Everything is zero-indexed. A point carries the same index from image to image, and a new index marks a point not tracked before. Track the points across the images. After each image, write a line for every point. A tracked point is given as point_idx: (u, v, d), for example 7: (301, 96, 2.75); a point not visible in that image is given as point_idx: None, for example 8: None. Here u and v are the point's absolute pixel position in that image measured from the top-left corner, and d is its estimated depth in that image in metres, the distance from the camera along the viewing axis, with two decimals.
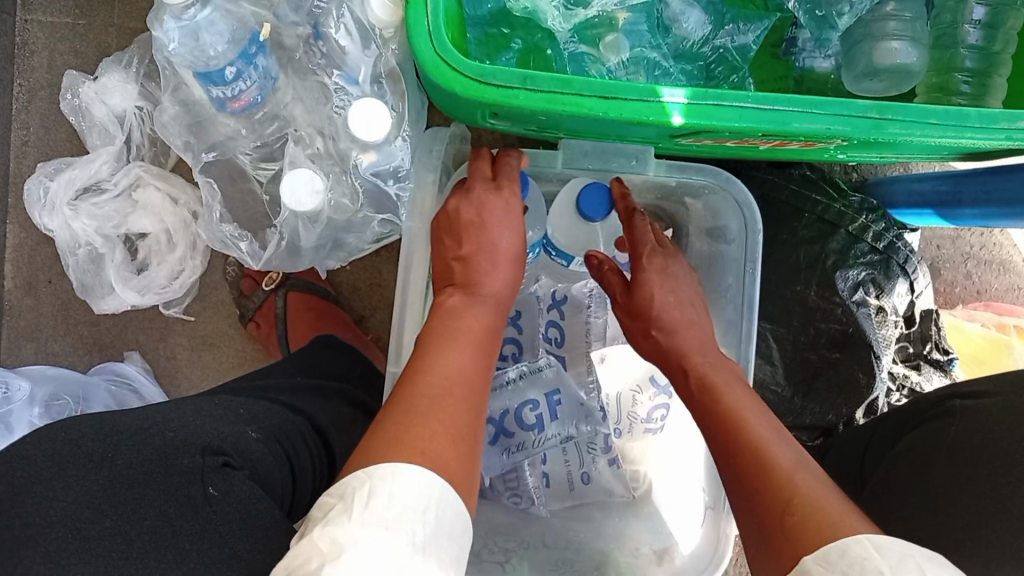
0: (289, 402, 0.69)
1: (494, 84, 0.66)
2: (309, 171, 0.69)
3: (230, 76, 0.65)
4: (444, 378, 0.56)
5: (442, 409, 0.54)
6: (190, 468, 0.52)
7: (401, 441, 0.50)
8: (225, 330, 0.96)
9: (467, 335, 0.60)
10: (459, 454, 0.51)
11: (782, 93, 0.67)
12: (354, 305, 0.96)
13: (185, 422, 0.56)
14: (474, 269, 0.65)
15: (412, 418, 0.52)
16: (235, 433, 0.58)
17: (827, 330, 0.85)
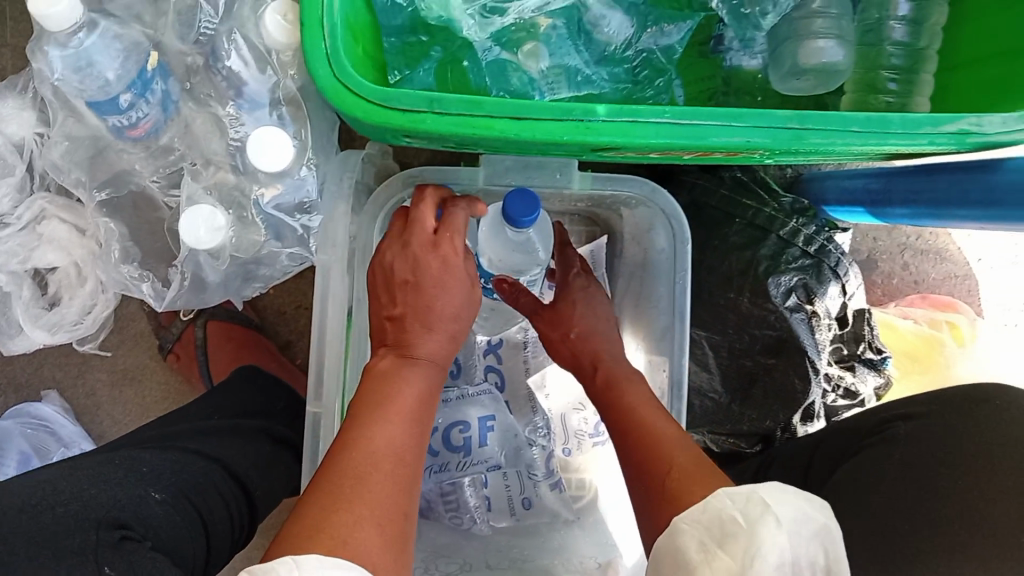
0: (204, 450, 0.69)
1: (398, 109, 0.63)
2: (210, 206, 0.66)
3: (125, 103, 0.63)
4: (369, 460, 0.53)
5: (364, 492, 0.51)
6: (83, 548, 0.56)
7: (321, 531, 0.48)
8: (147, 363, 0.92)
9: (399, 402, 0.57)
10: (384, 538, 0.49)
11: (699, 107, 0.65)
12: (280, 330, 0.92)
13: (79, 494, 0.58)
14: (408, 331, 0.61)
15: (336, 500, 0.50)
16: (136, 499, 0.61)
17: (760, 337, 0.84)
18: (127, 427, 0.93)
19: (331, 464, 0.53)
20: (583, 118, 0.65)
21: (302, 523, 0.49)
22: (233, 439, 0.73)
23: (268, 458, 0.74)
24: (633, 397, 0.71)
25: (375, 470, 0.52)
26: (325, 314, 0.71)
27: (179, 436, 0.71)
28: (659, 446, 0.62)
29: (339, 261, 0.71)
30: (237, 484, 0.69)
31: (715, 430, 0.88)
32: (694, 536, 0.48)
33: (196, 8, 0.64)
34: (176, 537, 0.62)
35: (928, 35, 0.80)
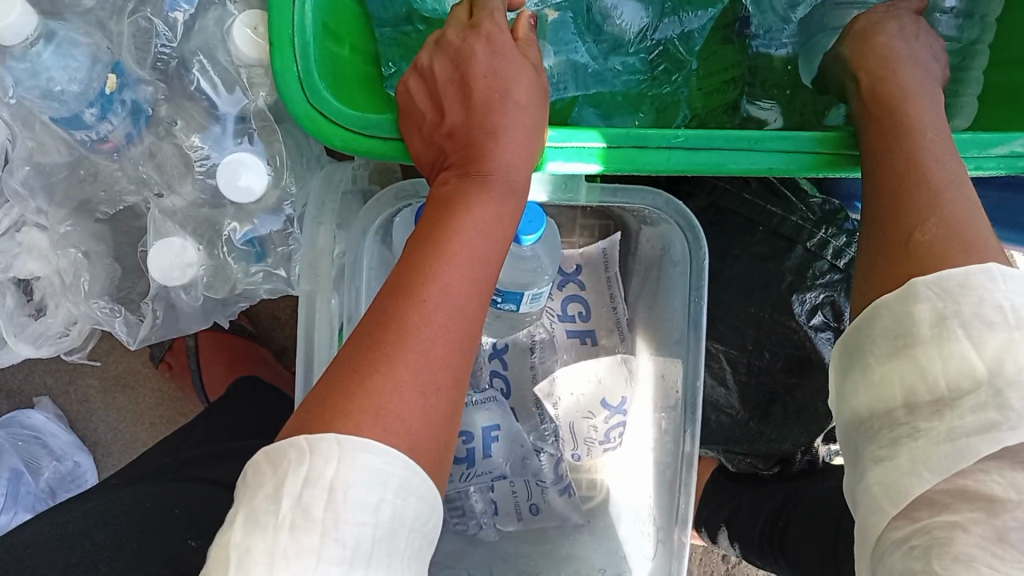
0: (220, 479, 0.67)
1: (379, 137, 0.57)
2: (180, 240, 0.61)
3: (91, 119, 0.59)
4: (430, 298, 0.45)
5: (415, 346, 0.43)
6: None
7: (355, 373, 0.43)
8: (139, 369, 0.89)
9: (467, 242, 0.47)
10: (433, 403, 0.43)
11: (715, 130, 0.58)
12: (274, 335, 0.88)
13: None
14: (475, 138, 0.51)
15: (383, 353, 0.43)
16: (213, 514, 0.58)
17: (783, 354, 0.78)
18: (120, 432, 0.90)
19: (380, 300, 0.46)
20: (589, 141, 0.59)
21: (342, 372, 0.43)
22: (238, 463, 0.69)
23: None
24: (894, 76, 0.54)
25: (437, 298, 0.45)
26: (310, 341, 0.65)
27: (193, 463, 0.70)
28: (923, 155, 0.49)
29: (325, 289, 0.66)
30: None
31: (729, 447, 0.83)
32: (924, 297, 0.42)
33: (150, 30, 0.59)
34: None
35: (981, 30, 0.71)
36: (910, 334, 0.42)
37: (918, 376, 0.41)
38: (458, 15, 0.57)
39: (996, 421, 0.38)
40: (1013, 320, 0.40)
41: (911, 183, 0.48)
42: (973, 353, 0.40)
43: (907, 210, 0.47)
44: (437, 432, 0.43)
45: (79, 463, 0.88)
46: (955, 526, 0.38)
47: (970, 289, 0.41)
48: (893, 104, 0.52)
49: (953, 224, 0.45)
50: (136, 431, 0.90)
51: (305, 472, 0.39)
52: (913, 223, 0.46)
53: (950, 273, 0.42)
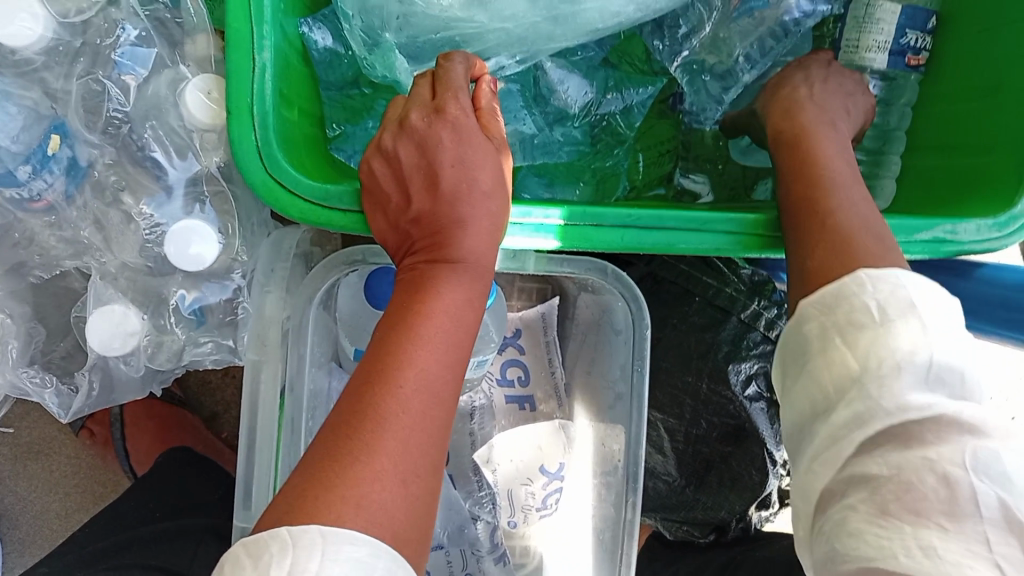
0: (162, 565, 0.64)
1: (339, 210, 0.57)
2: (121, 306, 0.59)
3: (24, 176, 0.57)
4: (404, 387, 0.47)
5: (392, 436, 0.45)
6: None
7: (333, 463, 0.44)
8: (55, 436, 0.84)
9: (438, 331, 0.49)
10: (410, 492, 0.45)
11: (665, 211, 0.60)
12: (204, 401, 0.84)
13: None
14: (441, 224, 0.53)
15: (360, 443, 0.44)
16: None
17: (719, 424, 0.80)
18: (32, 503, 0.84)
19: (354, 390, 0.47)
20: (542, 218, 0.60)
21: (319, 464, 0.44)
22: (179, 543, 0.66)
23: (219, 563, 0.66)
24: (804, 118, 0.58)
25: (411, 390, 0.47)
26: (253, 414, 0.64)
27: (129, 546, 0.66)
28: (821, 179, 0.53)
29: (271, 358, 0.64)
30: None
31: (666, 515, 0.84)
32: (811, 316, 0.47)
33: (102, 93, 0.57)
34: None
35: (901, 114, 0.78)
36: (809, 353, 0.47)
37: (816, 388, 0.45)
38: (420, 94, 0.57)
39: (863, 411, 0.42)
40: (882, 319, 0.44)
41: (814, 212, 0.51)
42: (851, 356, 0.44)
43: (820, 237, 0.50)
44: (415, 520, 0.44)
45: None
46: (848, 509, 0.41)
47: (845, 299, 0.45)
48: (801, 144, 0.56)
49: (845, 238, 0.49)
50: (49, 501, 0.84)
51: (287, 564, 0.39)
52: (808, 243, 0.50)
53: (831, 290, 0.46)
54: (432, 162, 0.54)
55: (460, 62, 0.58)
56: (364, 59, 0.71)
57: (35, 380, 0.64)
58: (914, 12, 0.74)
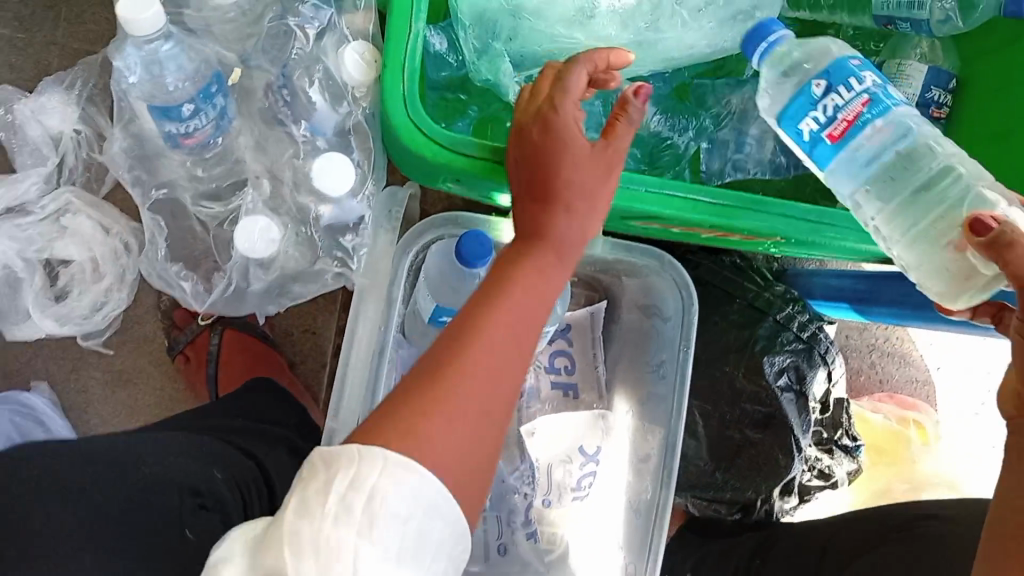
0: (243, 446, 0.71)
1: (463, 154, 0.67)
2: (265, 219, 0.69)
3: (186, 114, 0.65)
4: (484, 351, 0.52)
5: (466, 391, 0.50)
6: (170, 510, 0.58)
7: (430, 399, 0.49)
8: (144, 367, 0.91)
9: (517, 301, 0.55)
10: (472, 442, 0.49)
11: (732, 191, 0.71)
12: (284, 350, 0.93)
13: (164, 460, 0.61)
14: (534, 215, 0.59)
15: (443, 392, 0.50)
16: (206, 479, 0.62)
17: (751, 412, 0.89)
18: (114, 426, 0.91)
19: (444, 344, 0.53)
20: (629, 185, 0.71)
21: (407, 397, 0.49)
22: (262, 440, 0.74)
23: (289, 466, 0.73)
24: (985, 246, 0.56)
25: (489, 353, 0.52)
26: (353, 334, 0.72)
27: (219, 431, 0.73)
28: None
29: (377, 287, 0.74)
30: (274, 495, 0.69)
31: (697, 494, 0.92)
32: None
33: (291, 35, 0.70)
34: (235, 510, 0.62)
35: None
36: None
37: None
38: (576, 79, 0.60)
39: None
40: None
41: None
42: None
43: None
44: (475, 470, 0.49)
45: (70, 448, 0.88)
46: None
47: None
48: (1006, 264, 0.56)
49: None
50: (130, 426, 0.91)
51: (352, 474, 0.41)
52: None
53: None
54: (548, 142, 0.58)
55: (582, 64, 0.59)
56: (471, 64, 0.81)
57: (173, 275, 0.73)
58: (939, 72, 0.83)
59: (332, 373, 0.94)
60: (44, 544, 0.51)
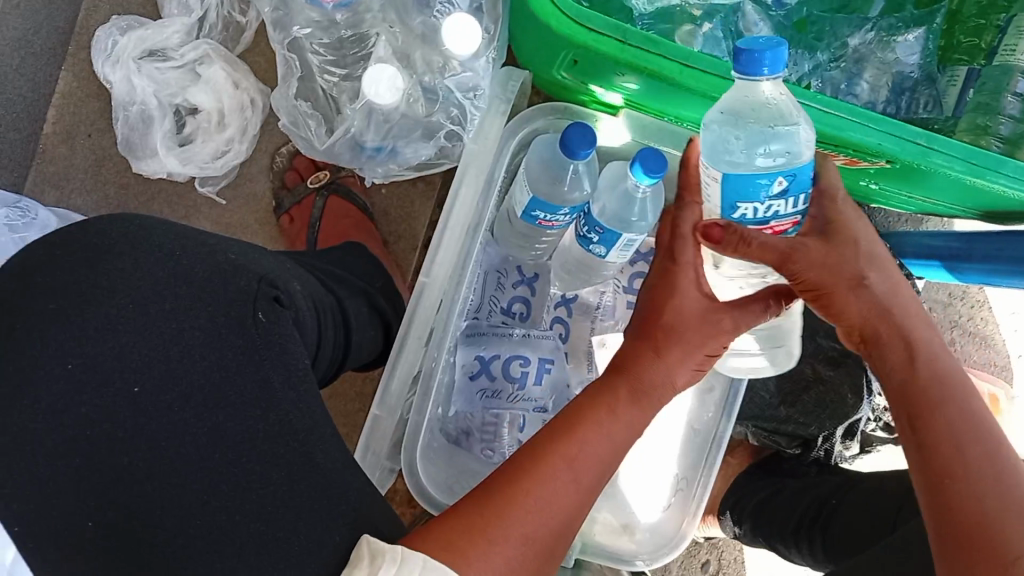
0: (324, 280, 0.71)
1: (588, 27, 0.70)
2: (393, 69, 0.72)
3: None
4: (544, 485, 0.51)
5: (534, 522, 0.49)
6: (244, 289, 0.51)
7: (506, 495, 0.50)
8: (250, 223, 0.97)
9: (595, 460, 0.54)
10: (526, 562, 0.49)
11: (845, 101, 0.71)
12: (379, 227, 0.97)
13: (245, 252, 0.54)
14: (667, 326, 0.61)
15: (506, 518, 0.48)
16: (286, 278, 0.56)
17: (827, 348, 0.90)
18: None
19: (522, 467, 0.52)
20: None
21: (471, 513, 0.48)
22: (341, 285, 0.75)
23: (364, 317, 0.76)
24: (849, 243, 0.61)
25: (562, 492, 0.51)
26: (454, 198, 0.77)
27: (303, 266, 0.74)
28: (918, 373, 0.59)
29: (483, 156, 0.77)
30: (342, 328, 0.70)
31: (758, 424, 0.93)
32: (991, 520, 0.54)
33: None
34: (307, 322, 0.56)
35: None
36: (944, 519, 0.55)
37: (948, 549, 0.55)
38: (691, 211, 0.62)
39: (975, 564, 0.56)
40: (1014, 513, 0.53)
41: (940, 437, 0.57)
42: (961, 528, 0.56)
43: (932, 443, 0.57)
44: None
45: None
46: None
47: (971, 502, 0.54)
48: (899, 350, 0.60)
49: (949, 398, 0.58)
50: None
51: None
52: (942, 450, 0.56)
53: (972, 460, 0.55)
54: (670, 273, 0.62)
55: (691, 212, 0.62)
56: None
57: (302, 111, 0.76)
58: None
59: (421, 257, 0.98)
60: (124, 283, 0.47)
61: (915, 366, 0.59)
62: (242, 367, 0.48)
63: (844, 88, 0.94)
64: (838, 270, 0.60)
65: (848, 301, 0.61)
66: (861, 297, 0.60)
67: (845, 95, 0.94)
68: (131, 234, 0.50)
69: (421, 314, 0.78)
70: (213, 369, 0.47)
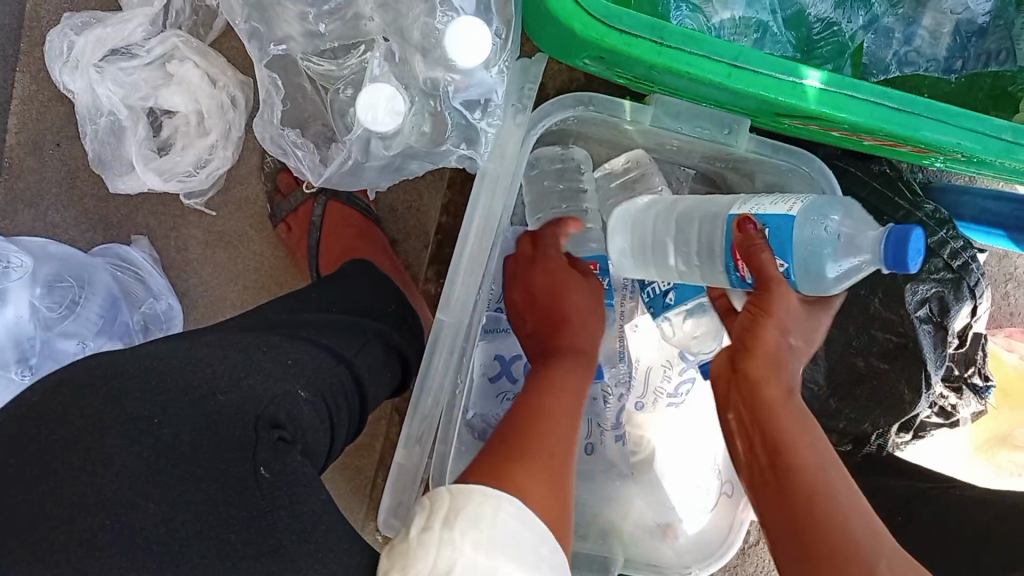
0: (331, 346, 0.66)
1: (617, 29, 0.59)
2: (392, 88, 0.62)
3: None
4: (549, 442, 0.61)
5: (554, 437, 0.61)
6: (245, 442, 0.50)
7: (510, 467, 0.57)
8: (246, 231, 0.89)
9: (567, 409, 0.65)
10: (561, 498, 0.57)
11: (919, 95, 0.62)
12: (386, 226, 0.90)
13: (237, 383, 0.53)
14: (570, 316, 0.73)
15: (525, 454, 0.59)
16: (287, 395, 0.55)
17: (882, 339, 0.81)
18: (213, 288, 0.90)
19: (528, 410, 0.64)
20: (802, 80, 0.61)
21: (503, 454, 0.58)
22: (348, 336, 0.69)
23: (379, 363, 0.71)
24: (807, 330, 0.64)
25: (556, 416, 0.63)
26: (470, 226, 0.68)
27: (308, 325, 0.68)
28: (804, 470, 0.58)
29: (503, 173, 0.68)
30: (359, 398, 0.66)
31: None
32: None
33: None
34: (318, 435, 0.57)
35: None
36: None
37: None
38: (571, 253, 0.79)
39: None
40: None
41: (824, 526, 0.55)
42: None
43: (815, 522, 0.55)
44: (558, 510, 0.56)
45: (172, 307, 0.87)
46: None
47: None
48: (790, 442, 0.60)
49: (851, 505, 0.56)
50: (228, 289, 0.90)
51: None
52: (840, 530, 0.54)
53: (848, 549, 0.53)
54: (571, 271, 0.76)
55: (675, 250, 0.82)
56: None
57: (291, 141, 0.67)
58: None
59: (433, 253, 0.91)
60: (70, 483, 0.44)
61: (801, 446, 0.59)
62: (254, 539, 0.46)
63: (901, 39, 0.82)
64: (782, 323, 0.62)
65: (767, 351, 0.63)
66: (782, 386, 0.62)
67: (902, 48, 0.82)
68: (102, 415, 0.48)
69: (439, 357, 0.71)
70: (217, 560, 0.45)
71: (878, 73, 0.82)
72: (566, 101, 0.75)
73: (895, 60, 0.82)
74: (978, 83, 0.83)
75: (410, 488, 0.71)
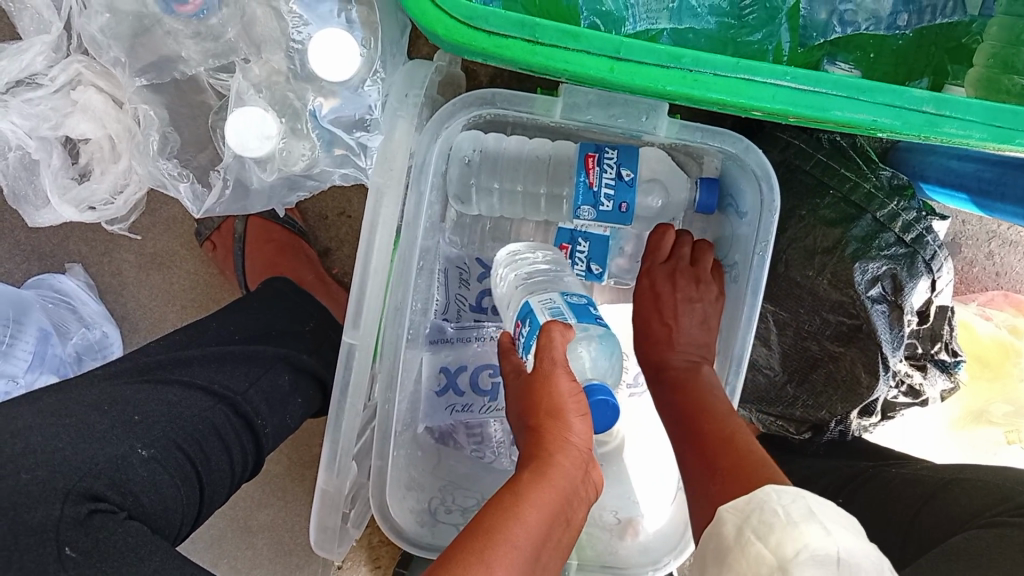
0: (208, 386, 0.67)
1: (485, 31, 0.55)
2: (260, 111, 0.58)
3: None
4: (507, 543, 0.49)
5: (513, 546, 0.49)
6: (45, 524, 0.55)
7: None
8: (177, 250, 0.88)
9: (541, 507, 0.52)
10: None
11: (826, 73, 0.57)
12: (318, 236, 0.88)
13: (59, 453, 0.58)
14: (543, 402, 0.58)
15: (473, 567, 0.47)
16: (117, 460, 0.60)
17: (833, 322, 0.77)
18: (152, 309, 0.89)
19: (503, 505, 0.52)
20: (694, 67, 0.56)
21: (457, 549, 0.49)
22: (244, 367, 0.70)
23: (284, 391, 0.71)
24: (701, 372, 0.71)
25: (523, 513, 0.51)
26: (372, 241, 0.64)
27: (187, 364, 0.68)
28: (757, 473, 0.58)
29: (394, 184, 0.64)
30: (245, 436, 0.69)
31: (763, 407, 0.85)
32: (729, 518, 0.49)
33: None
34: (158, 497, 0.61)
35: None
36: (727, 552, 0.48)
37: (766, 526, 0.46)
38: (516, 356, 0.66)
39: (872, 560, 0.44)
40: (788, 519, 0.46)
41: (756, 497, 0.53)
42: (760, 549, 0.45)
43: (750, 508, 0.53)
44: None
45: (106, 333, 0.88)
46: None
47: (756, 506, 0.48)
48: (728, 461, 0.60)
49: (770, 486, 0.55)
50: (168, 310, 0.89)
51: None
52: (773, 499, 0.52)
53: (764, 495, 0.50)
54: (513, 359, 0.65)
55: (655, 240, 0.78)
56: None
57: (171, 173, 0.65)
58: None
59: None
60: None
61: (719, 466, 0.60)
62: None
63: None
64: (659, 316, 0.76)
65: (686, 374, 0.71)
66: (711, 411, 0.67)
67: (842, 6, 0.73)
68: None
69: (351, 382, 0.68)
70: None
71: (817, 36, 0.74)
72: (469, 96, 0.71)
73: (834, 19, 0.73)
74: (929, 39, 0.74)
75: (337, 508, 0.70)
